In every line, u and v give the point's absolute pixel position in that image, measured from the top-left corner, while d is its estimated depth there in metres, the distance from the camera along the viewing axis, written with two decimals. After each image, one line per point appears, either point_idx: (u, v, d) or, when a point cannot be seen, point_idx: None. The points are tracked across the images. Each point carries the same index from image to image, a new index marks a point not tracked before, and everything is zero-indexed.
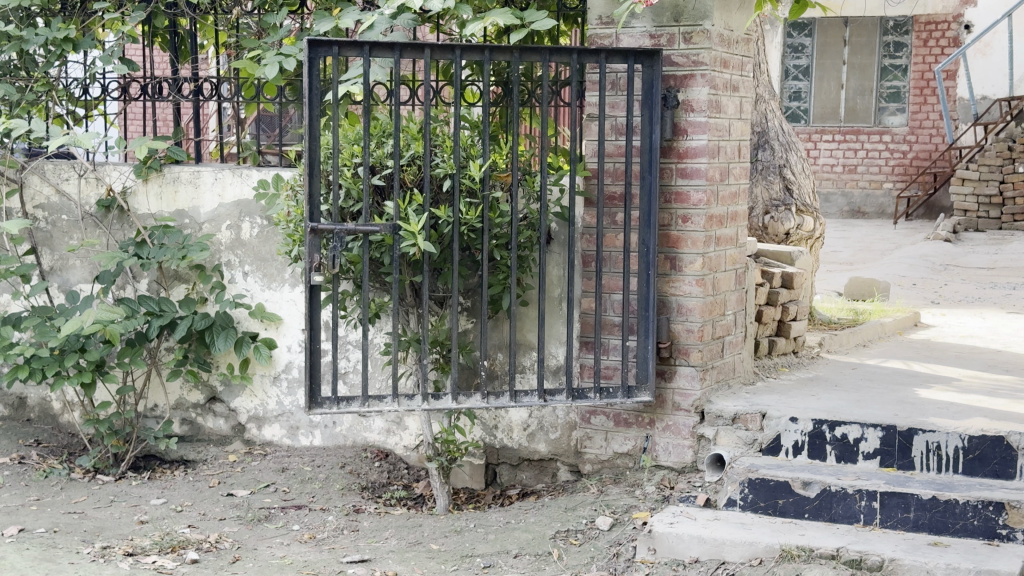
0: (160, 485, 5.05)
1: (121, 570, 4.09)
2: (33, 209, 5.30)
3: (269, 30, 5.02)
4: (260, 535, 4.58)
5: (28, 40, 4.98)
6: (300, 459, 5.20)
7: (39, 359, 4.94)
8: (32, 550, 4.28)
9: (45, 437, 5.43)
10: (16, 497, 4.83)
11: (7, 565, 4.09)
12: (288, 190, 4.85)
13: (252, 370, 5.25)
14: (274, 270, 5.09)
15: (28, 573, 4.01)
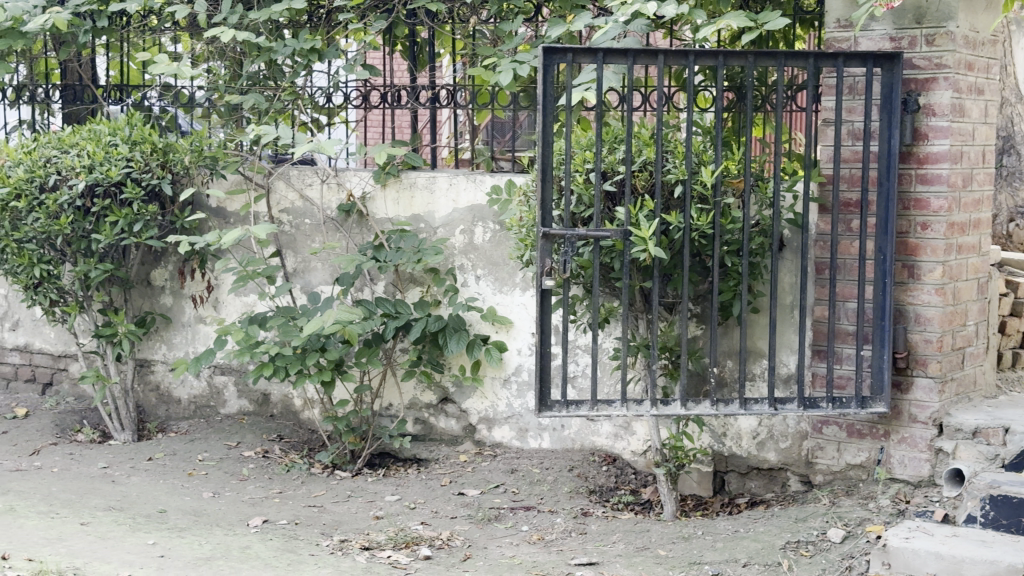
0: (394, 482, 5.19)
1: (358, 563, 4.30)
2: (279, 213, 5.45)
3: (505, 38, 5.10)
4: (491, 534, 4.67)
5: (278, 51, 5.14)
6: (529, 461, 5.25)
7: (282, 357, 5.12)
8: (276, 541, 4.53)
9: (288, 432, 5.56)
10: (260, 489, 5.06)
11: (252, 554, 4.36)
12: (521, 195, 4.94)
13: (482, 373, 5.34)
14: (506, 274, 5.18)
15: (272, 562, 4.28)
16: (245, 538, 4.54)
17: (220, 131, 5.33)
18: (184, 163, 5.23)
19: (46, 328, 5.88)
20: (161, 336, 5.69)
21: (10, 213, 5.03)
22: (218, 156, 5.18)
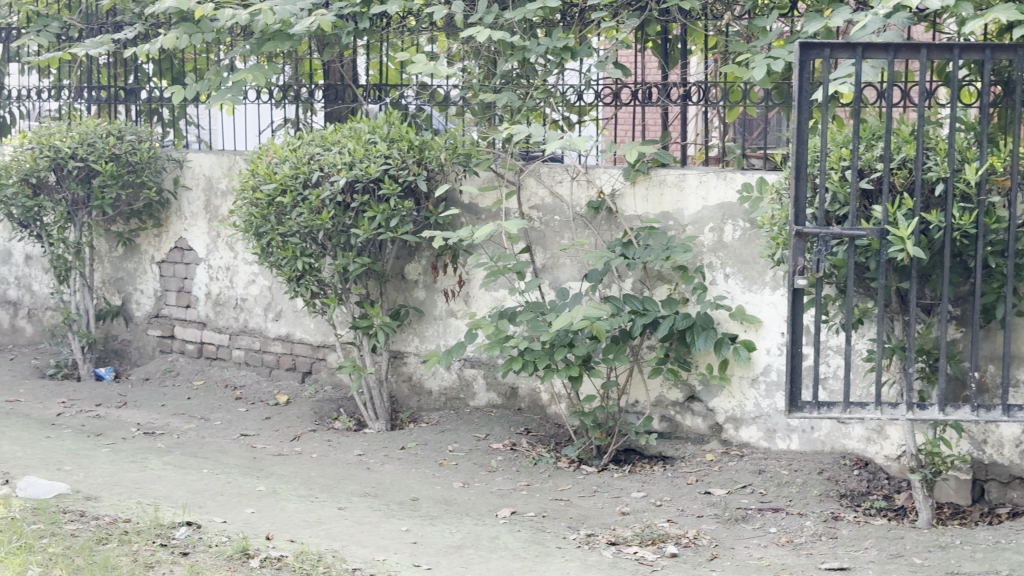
0: (640, 479, 5.19)
1: (605, 558, 4.34)
2: (529, 209, 5.53)
3: (759, 34, 5.03)
4: (738, 535, 4.63)
5: (532, 50, 5.19)
6: (777, 462, 5.17)
7: (531, 352, 5.20)
8: (524, 533, 4.63)
9: (535, 426, 5.60)
10: (508, 481, 5.15)
11: (501, 545, 4.49)
12: (773, 194, 4.88)
13: (731, 372, 5.28)
14: (755, 272, 5.10)
15: (519, 553, 4.38)
16: (495, 528, 4.66)
17: (473, 130, 5.41)
18: (440, 161, 5.33)
19: (306, 320, 6.11)
20: (414, 328, 5.84)
21: (276, 208, 5.25)
22: (472, 152, 5.28)
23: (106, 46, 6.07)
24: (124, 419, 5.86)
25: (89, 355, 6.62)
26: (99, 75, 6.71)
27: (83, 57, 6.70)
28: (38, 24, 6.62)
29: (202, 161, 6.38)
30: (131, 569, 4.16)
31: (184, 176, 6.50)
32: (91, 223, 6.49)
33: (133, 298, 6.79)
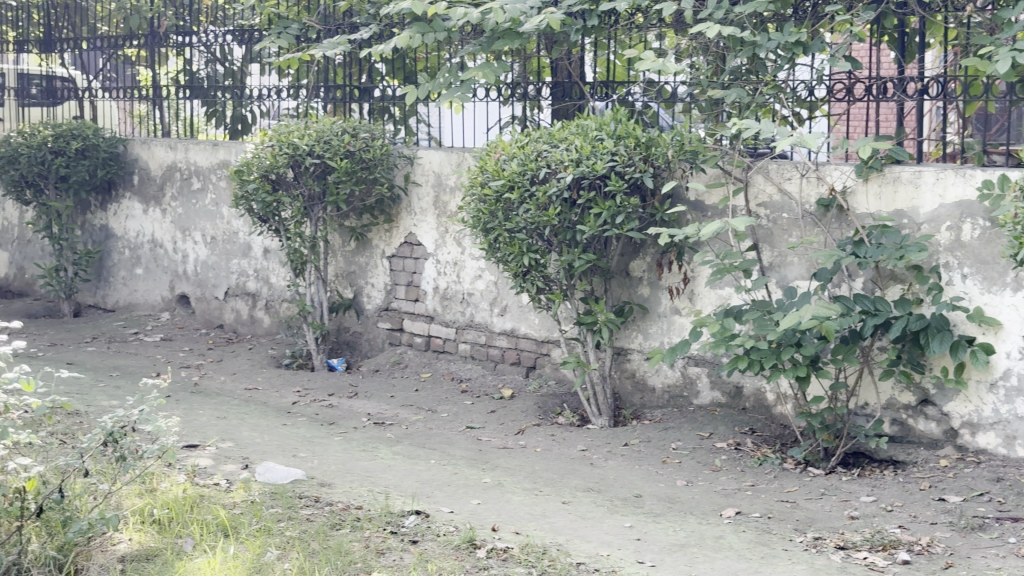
0: (870, 483, 5.05)
1: (833, 562, 4.24)
2: (757, 206, 5.49)
3: (1004, 25, 4.78)
4: (974, 544, 4.42)
5: (762, 45, 5.08)
6: (1017, 470, 4.94)
7: (758, 351, 5.12)
8: (749, 533, 4.57)
9: (760, 426, 5.53)
10: (733, 481, 5.10)
11: (726, 545, 4.44)
12: (1017, 192, 4.69)
13: (967, 376, 5.08)
14: (996, 273, 4.92)
15: (744, 553, 4.33)
16: (719, 528, 4.62)
17: (700, 126, 5.38)
18: (667, 157, 5.30)
19: (531, 314, 6.18)
20: (638, 326, 5.85)
21: (504, 204, 5.37)
22: (699, 150, 5.23)
23: (342, 46, 6.27)
24: (355, 409, 6.05)
25: (323, 347, 6.85)
26: (335, 74, 7.00)
27: (320, 57, 6.97)
28: (280, 25, 6.95)
29: (431, 158, 6.53)
30: (364, 556, 4.37)
31: (414, 172, 6.66)
32: (327, 218, 6.73)
33: (363, 292, 6.98)
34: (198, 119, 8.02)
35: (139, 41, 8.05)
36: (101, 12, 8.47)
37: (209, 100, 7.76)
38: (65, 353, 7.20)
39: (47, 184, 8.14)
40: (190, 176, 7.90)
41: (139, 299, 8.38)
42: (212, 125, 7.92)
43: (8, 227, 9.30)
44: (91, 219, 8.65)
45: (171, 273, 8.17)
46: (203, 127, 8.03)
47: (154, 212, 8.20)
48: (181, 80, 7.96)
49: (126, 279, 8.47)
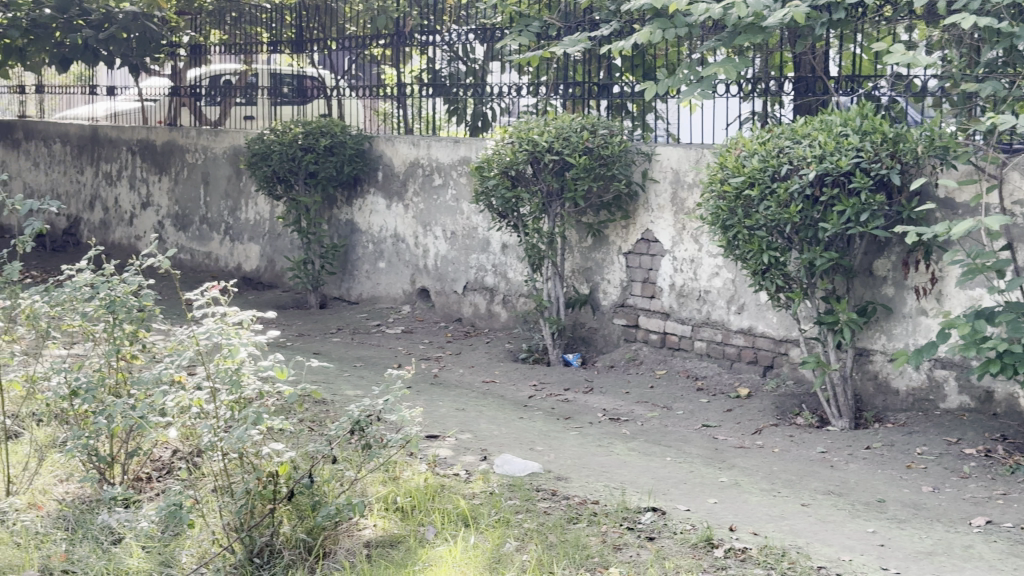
0: None
1: None
2: (1011, 204, 5.19)
3: None
4: None
5: (1021, 36, 4.88)
6: None
7: (1011, 354, 4.89)
8: (1000, 543, 4.40)
9: (1012, 433, 5.31)
10: (983, 489, 4.91)
11: (975, 555, 4.28)
12: None
13: None
14: None
15: (996, 565, 4.17)
16: (968, 538, 4.45)
17: (952, 121, 5.20)
18: (916, 153, 5.12)
19: (771, 313, 6.11)
20: (882, 326, 5.73)
21: (743, 200, 5.34)
22: (950, 145, 5.06)
23: (584, 44, 6.48)
24: (592, 404, 6.12)
25: (557, 341, 6.92)
26: (573, 71, 7.17)
27: (561, 54, 7.13)
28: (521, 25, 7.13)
29: (670, 154, 6.54)
30: (601, 550, 4.41)
31: (653, 169, 6.67)
32: (564, 215, 6.76)
33: (600, 287, 7.02)
34: (440, 117, 8.17)
35: (384, 41, 8.30)
36: (349, 13, 8.81)
37: (450, 98, 7.92)
38: (314, 343, 7.58)
39: (297, 179, 8.51)
40: (432, 173, 8.12)
41: (381, 292, 8.61)
42: (453, 122, 8.06)
43: (260, 221, 9.70)
44: (338, 214, 8.94)
45: (412, 267, 8.39)
46: (444, 124, 8.20)
47: (398, 207, 8.42)
48: (424, 79, 8.15)
49: (370, 272, 8.71)
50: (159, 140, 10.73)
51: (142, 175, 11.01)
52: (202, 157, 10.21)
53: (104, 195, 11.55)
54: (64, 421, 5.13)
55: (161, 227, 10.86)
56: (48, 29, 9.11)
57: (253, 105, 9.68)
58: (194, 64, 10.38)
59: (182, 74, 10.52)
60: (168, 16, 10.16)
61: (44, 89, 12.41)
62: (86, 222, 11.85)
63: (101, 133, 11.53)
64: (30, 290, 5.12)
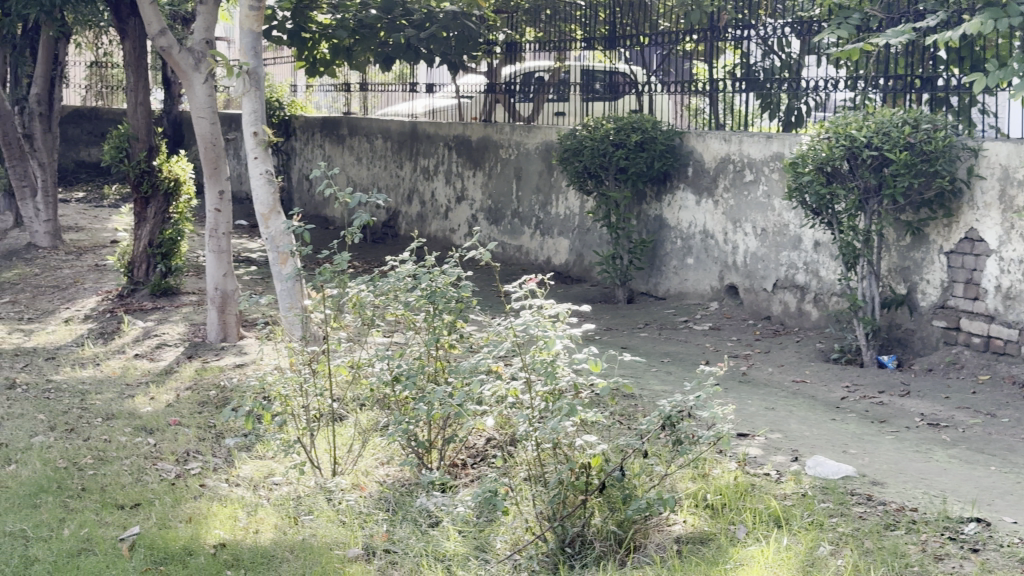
0: None
1: None
2: None
3: None
4: None
5: None
6: None
7: None
8: None
9: None
10: None
11: None
12: None
13: None
14: None
15: None
16: None
17: None
18: None
19: None
20: None
21: None
22: None
23: (909, 33, 6.50)
24: (908, 408, 6.00)
25: (872, 342, 6.80)
26: (895, 65, 7.10)
27: (882, 46, 7.08)
28: (841, 17, 7.34)
29: (999, 150, 6.34)
30: (921, 559, 4.26)
31: (979, 165, 6.47)
32: (882, 211, 6.73)
33: (919, 288, 6.86)
34: (751, 111, 8.20)
35: (697, 36, 8.46)
36: (664, 10, 9.15)
37: (763, 93, 7.98)
38: (622, 338, 7.89)
39: (607, 175, 8.70)
40: (743, 169, 8.13)
41: (689, 287, 8.70)
42: (764, 117, 8.12)
43: (571, 215, 9.95)
44: (647, 209, 9.09)
45: (721, 263, 8.42)
46: (755, 120, 8.20)
47: (707, 203, 8.48)
48: (737, 73, 8.20)
49: (678, 267, 8.81)
50: (473, 136, 11.12)
51: (457, 170, 11.43)
52: (515, 153, 10.54)
53: (419, 189, 12.10)
54: (386, 406, 5.32)
55: (474, 221, 11.23)
56: (373, 30, 9.70)
57: (564, 101, 9.94)
58: (509, 61, 10.58)
59: (498, 71, 10.77)
60: (486, 15, 10.23)
61: (367, 87, 12.85)
62: (403, 215, 12.34)
63: (421, 129, 11.96)
64: (357, 280, 5.34)
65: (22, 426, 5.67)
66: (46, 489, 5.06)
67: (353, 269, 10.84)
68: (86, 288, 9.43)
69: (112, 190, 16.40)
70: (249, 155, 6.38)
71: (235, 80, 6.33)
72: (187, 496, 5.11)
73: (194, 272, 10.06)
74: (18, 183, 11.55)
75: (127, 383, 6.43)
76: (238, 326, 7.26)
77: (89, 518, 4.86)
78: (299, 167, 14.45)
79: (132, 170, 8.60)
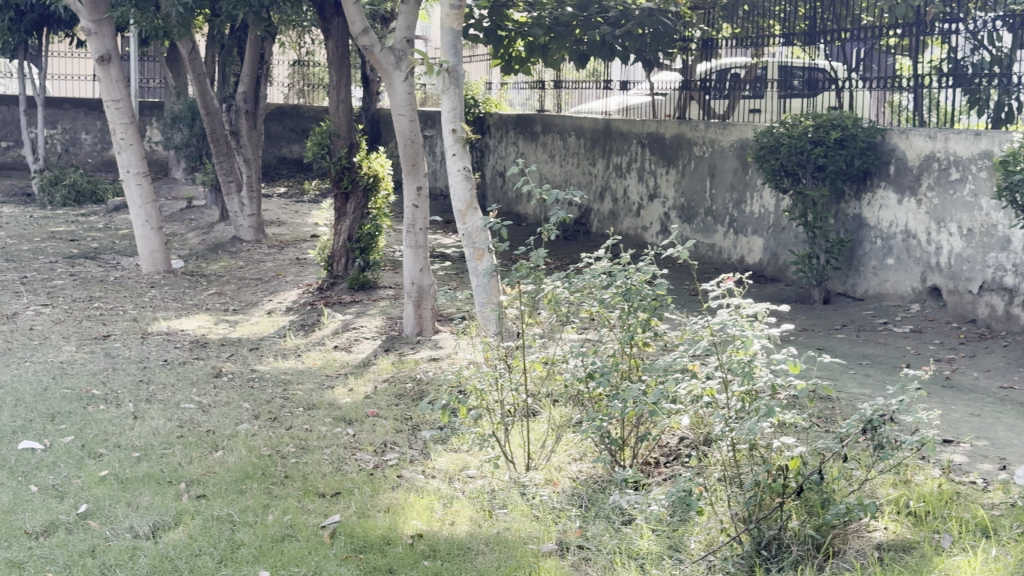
0: None
1: None
2: None
3: None
4: None
5: None
6: None
7: None
8: None
9: None
10: None
11: None
12: None
13: None
14: None
15: None
16: None
17: None
18: None
19: None
20: None
21: None
22: None
23: None
24: None
25: None
26: None
27: None
28: None
29: None
30: None
31: None
32: None
33: None
34: (957, 108, 8.09)
35: (901, 31, 8.28)
36: (865, 5, 9.13)
37: (971, 88, 7.87)
38: (818, 339, 7.82)
39: (805, 172, 8.69)
40: (949, 167, 8.00)
41: (889, 289, 8.54)
42: (972, 113, 8.01)
43: (767, 214, 9.82)
44: (845, 209, 8.97)
45: (923, 264, 8.25)
46: (962, 116, 8.09)
47: (910, 202, 8.34)
48: (943, 68, 8.09)
49: (877, 268, 8.66)
50: (667, 133, 11.24)
51: (650, 168, 11.56)
52: (709, 150, 10.54)
53: (613, 185, 12.32)
54: (580, 403, 5.33)
55: (665, 218, 11.29)
56: (568, 27, 9.90)
57: (759, 98, 9.95)
58: (704, 57, 10.60)
59: (692, 68, 10.86)
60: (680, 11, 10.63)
61: (561, 84, 13.50)
62: (595, 212, 12.65)
63: (614, 126, 12.27)
64: (553, 276, 5.38)
65: (228, 413, 5.91)
66: (251, 475, 5.22)
67: (547, 265, 11.08)
68: (288, 281, 9.85)
69: (304, 188, 17.14)
70: (447, 152, 6.49)
71: (435, 79, 6.40)
72: (385, 486, 5.20)
73: (390, 268, 10.34)
74: (225, 179, 12.25)
75: (326, 374, 6.67)
76: (434, 320, 7.41)
77: (292, 505, 4.98)
78: (492, 162, 15.56)
79: (331, 165, 8.83)
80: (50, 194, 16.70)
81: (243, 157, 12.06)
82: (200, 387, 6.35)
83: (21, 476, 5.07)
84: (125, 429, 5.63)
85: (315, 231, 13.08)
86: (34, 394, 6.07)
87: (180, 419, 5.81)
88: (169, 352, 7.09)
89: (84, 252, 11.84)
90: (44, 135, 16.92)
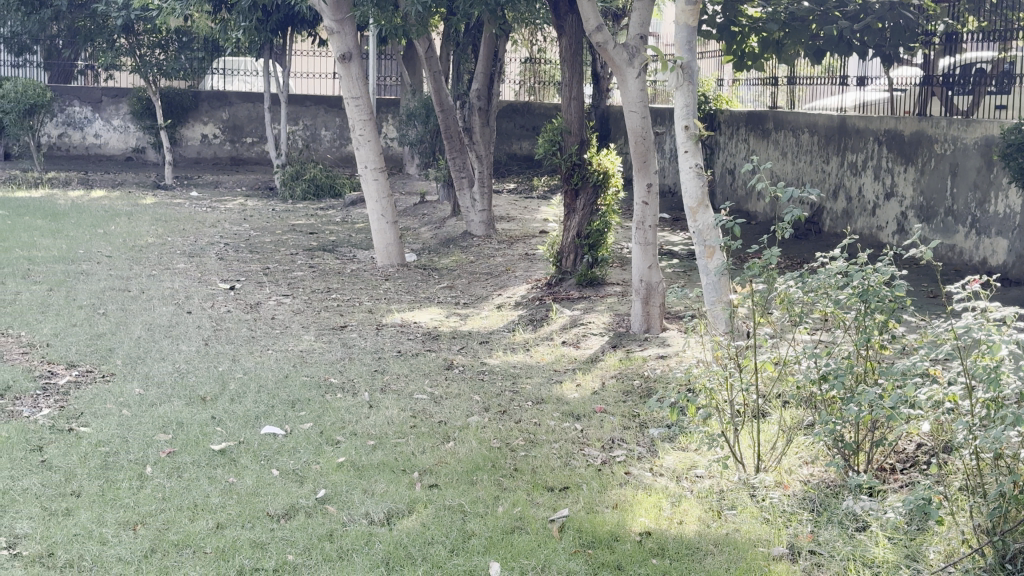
0: None
1: None
2: None
3: None
4: None
5: None
6: None
7: None
8: None
9: None
10: None
11: None
12: None
13: None
14: None
15: None
16: None
17: None
18: None
19: None
20: None
21: None
22: None
23: None
24: None
25: None
26: None
27: None
28: None
29: None
30: None
31: None
32: None
33: None
34: None
35: None
36: None
37: None
38: None
39: None
40: None
41: None
42: None
43: (1012, 214, 9.43)
44: None
45: None
46: None
47: None
48: None
49: None
50: (907, 131, 10.94)
51: (888, 166, 11.28)
52: (951, 148, 10.21)
53: (848, 184, 12.11)
54: (813, 405, 5.21)
55: (902, 217, 10.97)
56: (805, 22, 9.75)
57: (1006, 94, 9.48)
58: (947, 52, 10.23)
59: (934, 63, 10.50)
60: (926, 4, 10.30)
61: (795, 80, 13.55)
62: (829, 211, 12.47)
63: (849, 123, 12.09)
64: (786, 276, 5.24)
65: (460, 404, 6.06)
66: (481, 466, 5.30)
67: (782, 266, 10.82)
68: (518, 275, 10.01)
69: (535, 183, 17.87)
70: (679, 149, 6.45)
71: (669, 73, 6.39)
72: (613, 483, 5.20)
73: (618, 266, 10.33)
74: (457, 174, 12.55)
75: (554, 369, 6.77)
76: (661, 317, 7.41)
77: (521, 498, 5.01)
78: (721, 159, 15.74)
79: (563, 162, 8.94)
80: (292, 188, 17.97)
81: (476, 153, 12.34)
82: (433, 378, 6.52)
83: (263, 460, 5.26)
84: (362, 417, 5.81)
85: (543, 228, 13.22)
86: (277, 380, 6.32)
87: (414, 409, 5.98)
88: (403, 343, 7.30)
89: (322, 244, 12.29)
90: (286, 131, 18.15)
